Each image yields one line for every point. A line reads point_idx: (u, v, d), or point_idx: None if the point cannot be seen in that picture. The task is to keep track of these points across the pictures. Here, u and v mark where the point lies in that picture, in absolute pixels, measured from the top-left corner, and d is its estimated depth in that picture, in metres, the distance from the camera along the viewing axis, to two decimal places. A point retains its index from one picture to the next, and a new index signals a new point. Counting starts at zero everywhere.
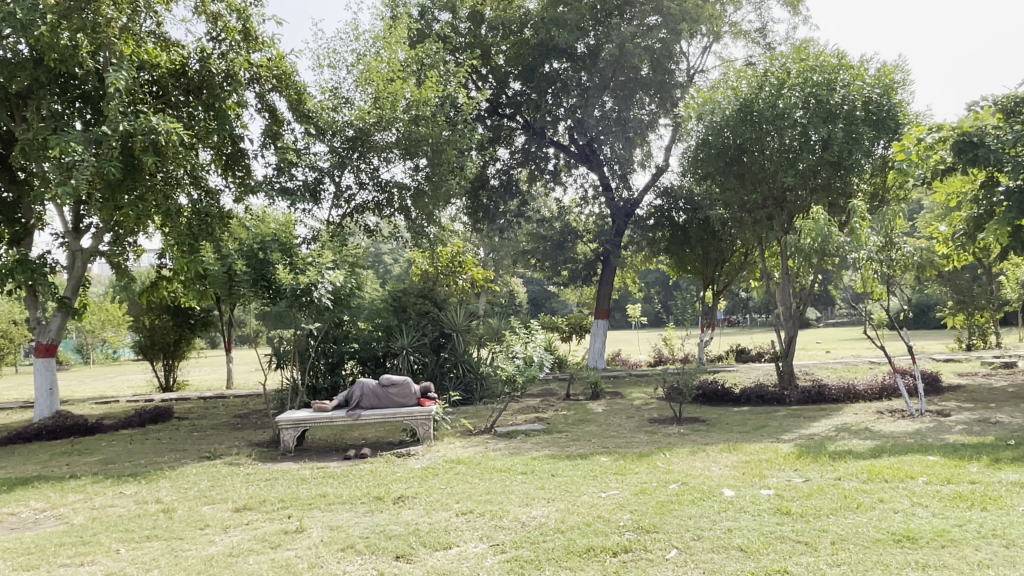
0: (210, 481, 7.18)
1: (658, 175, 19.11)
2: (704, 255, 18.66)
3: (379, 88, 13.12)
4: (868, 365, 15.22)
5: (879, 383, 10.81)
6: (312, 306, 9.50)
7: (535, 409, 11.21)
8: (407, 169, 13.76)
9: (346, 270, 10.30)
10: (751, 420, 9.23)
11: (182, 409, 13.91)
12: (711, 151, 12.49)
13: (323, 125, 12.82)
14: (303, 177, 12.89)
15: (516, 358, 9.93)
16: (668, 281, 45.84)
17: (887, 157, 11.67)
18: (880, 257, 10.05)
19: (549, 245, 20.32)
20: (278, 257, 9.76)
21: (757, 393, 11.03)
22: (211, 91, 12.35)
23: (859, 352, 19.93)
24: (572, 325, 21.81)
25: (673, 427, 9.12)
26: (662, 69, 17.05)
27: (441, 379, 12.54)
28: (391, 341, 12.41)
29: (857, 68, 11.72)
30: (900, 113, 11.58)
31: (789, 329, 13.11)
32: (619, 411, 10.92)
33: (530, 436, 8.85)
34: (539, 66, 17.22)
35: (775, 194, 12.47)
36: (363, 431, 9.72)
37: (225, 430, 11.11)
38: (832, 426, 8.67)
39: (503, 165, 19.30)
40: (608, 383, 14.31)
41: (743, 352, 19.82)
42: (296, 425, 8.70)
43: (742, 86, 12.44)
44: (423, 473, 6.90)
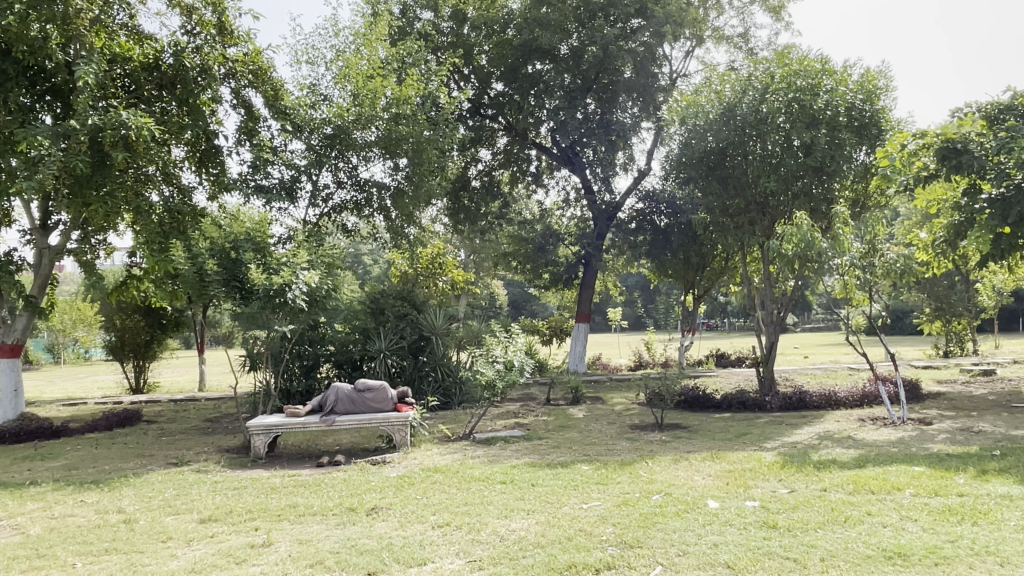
0: (176, 490, 6.91)
1: (640, 178, 19.01)
2: (684, 260, 18.53)
3: (358, 86, 12.86)
4: (848, 371, 15.20)
5: (860, 390, 10.75)
6: (286, 307, 9.26)
7: (514, 414, 11.02)
8: (386, 169, 13.57)
9: (322, 271, 10.06)
10: (733, 427, 9.11)
11: (152, 412, 13.55)
12: (693, 155, 12.41)
13: (300, 123, 12.61)
14: (279, 176, 12.61)
15: (496, 362, 9.73)
16: (649, 285, 45.88)
17: (869, 164, 11.65)
18: (862, 263, 10.01)
19: (531, 247, 19.58)
20: (252, 257, 9.51)
21: (739, 400, 10.93)
22: (185, 85, 12.02)
23: (838, 358, 19.97)
24: (553, 328, 21.61)
25: (655, 434, 8.97)
26: (645, 72, 16.95)
27: (419, 384, 12.31)
28: (368, 344, 12.15)
29: (840, 74, 11.64)
30: (883, 119, 11.58)
31: (771, 335, 13.03)
32: (600, 417, 10.76)
33: (509, 443, 8.66)
34: (522, 67, 16.99)
35: (758, 199, 12.41)
36: (338, 437, 9.47)
37: (195, 434, 10.80)
38: (815, 434, 8.57)
39: (484, 166, 19.10)
40: (589, 387, 14.16)
41: (723, 357, 19.78)
42: (268, 430, 8.46)
43: (725, 90, 12.37)
44: (398, 482, 6.68)
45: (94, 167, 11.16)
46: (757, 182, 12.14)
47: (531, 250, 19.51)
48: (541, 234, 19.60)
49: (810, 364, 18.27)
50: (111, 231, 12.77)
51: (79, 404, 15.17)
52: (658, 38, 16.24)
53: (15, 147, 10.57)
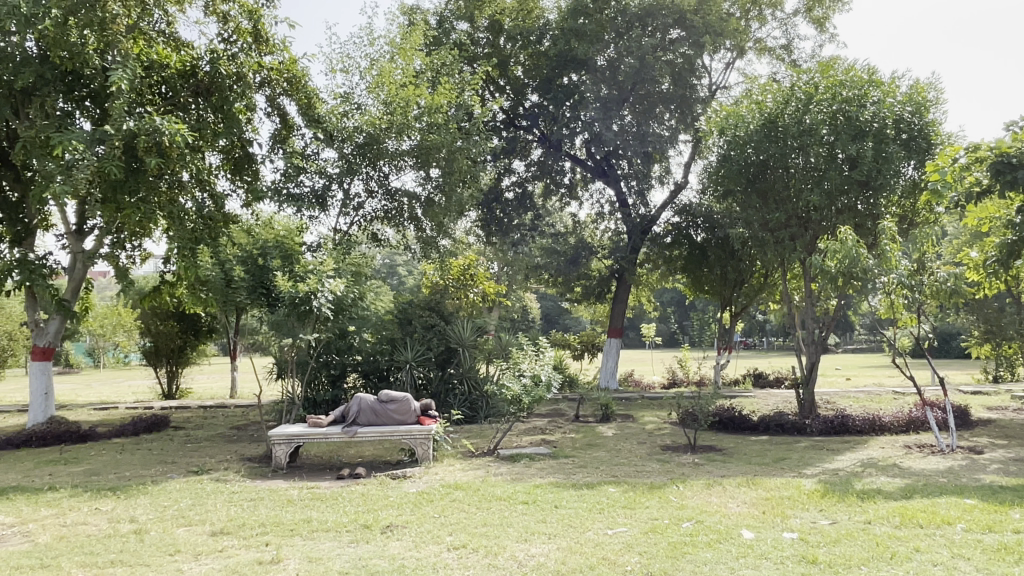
0: (192, 499, 6.76)
1: (676, 192, 18.65)
2: (722, 276, 18.21)
3: (391, 94, 12.80)
4: (891, 395, 14.60)
5: (906, 415, 10.23)
6: (311, 315, 9.08)
7: (541, 430, 10.72)
8: (418, 178, 13.44)
9: (349, 280, 9.91)
10: (770, 451, 8.70)
11: (180, 418, 13.54)
12: (733, 167, 11.98)
13: (332, 130, 12.59)
14: (311, 184, 12.55)
15: (523, 376, 9.46)
16: (684, 301, 45.21)
17: (917, 180, 11.14)
18: (910, 282, 9.54)
19: (563, 260, 19.26)
20: (279, 264, 9.40)
21: (776, 422, 10.49)
22: (220, 93, 12.10)
23: (880, 380, 19.27)
24: (584, 342, 21.25)
25: (686, 455, 8.61)
26: (684, 83, 16.64)
27: (445, 397, 12.11)
28: (395, 354, 11.96)
29: (888, 86, 11.26)
30: (932, 132, 11.12)
31: (811, 355, 12.52)
32: (631, 436, 10.41)
33: (534, 460, 8.37)
34: (557, 78, 17.00)
35: (800, 214, 11.99)
36: (361, 449, 9.27)
37: (219, 442, 10.71)
38: (858, 460, 8.12)
39: (518, 178, 18.95)
40: (620, 405, 13.79)
41: (761, 377, 19.23)
42: (289, 440, 8.30)
43: (767, 100, 11.96)
44: (417, 499, 6.44)
45: (127, 172, 11.24)
46: (799, 196, 11.72)
47: (563, 263, 19.26)
48: (573, 247, 19.38)
49: (851, 387, 17.64)
50: (146, 237, 12.88)
51: (111, 408, 15.27)
52: (697, 50, 16.02)
53: (51, 152, 10.69)
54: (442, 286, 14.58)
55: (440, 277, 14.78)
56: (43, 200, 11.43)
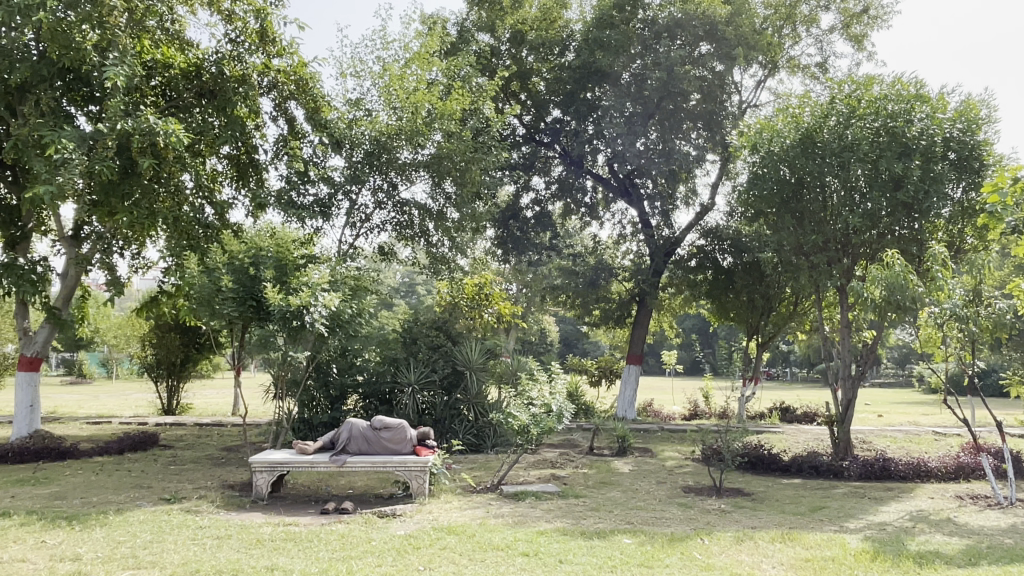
0: (151, 536, 6.00)
1: (702, 214, 17.82)
2: (749, 302, 17.41)
3: (404, 101, 12.16)
4: (931, 435, 13.56)
5: (954, 460, 9.27)
6: (303, 331, 8.35)
7: (551, 464, 9.85)
8: (430, 190, 12.77)
9: (347, 294, 9.18)
10: (805, 499, 7.77)
11: (172, 437, 12.84)
12: (766, 185, 11.10)
13: (338, 136, 11.94)
14: (315, 193, 11.89)
15: (532, 405, 8.61)
16: (707, 328, 44.15)
17: (966, 204, 10.28)
18: (968, 312, 8.60)
19: (581, 282, 18.23)
20: (271, 274, 8.69)
21: (810, 463, 9.55)
22: (223, 94, 11.48)
23: (915, 419, 18.16)
24: (602, 369, 20.31)
25: (711, 500, 7.69)
26: (713, 99, 15.94)
27: (449, 423, 11.22)
28: (397, 376, 11.18)
29: (936, 101, 10.41)
30: (985, 152, 10.20)
31: (848, 392, 11.54)
32: (649, 473, 9.53)
33: (541, 500, 7.51)
34: (580, 92, 16.24)
35: (841, 238, 10.97)
36: (352, 479, 8.48)
37: (205, 465, 9.99)
38: (906, 513, 7.19)
39: (537, 195, 18.26)
40: (638, 437, 12.89)
41: (788, 411, 18.24)
42: (272, 468, 7.55)
43: (805, 113, 11.16)
44: (402, 546, 5.62)
45: (122, 175, 10.66)
46: (839, 217, 10.82)
47: (582, 284, 18.25)
48: (592, 268, 18.24)
49: (885, 425, 16.57)
50: (144, 245, 12.31)
51: (104, 423, 14.65)
52: (727, 63, 15.35)
53: (42, 150, 10.12)
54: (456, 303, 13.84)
55: (456, 295, 13.94)
56: (34, 201, 10.84)
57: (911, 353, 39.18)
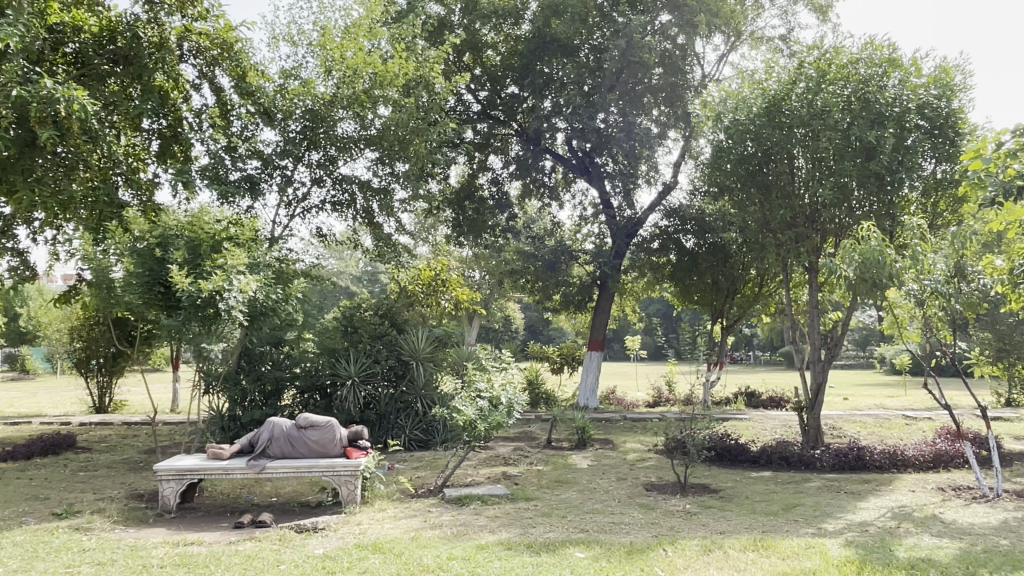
0: (18, 565, 5.05)
1: (665, 193, 17.12)
2: (713, 285, 16.99)
3: (339, 67, 11.04)
4: (901, 420, 13.09)
5: (933, 448, 8.71)
6: (218, 320, 7.35)
7: (503, 461, 9.07)
8: (371, 165, 11.80)
9: (270, 278, 8.14)
10: (777, 496, 7.11)
11: (93, 438, 11.76)
12: (733, 157, 10.34)
13: (268, 106, 10.86)
14: (244, 169, 10.82)
15: (480, 399, 7.80)
16: (670, 313, 43.89)
17: (937, 177, 9.69)
18: (949, 290, 7.95)
19: (540, 265, 17.37)
20: (184, 253, 7.61)
21: (780, 454, 8.93)
22: (139, 61, 10.29)
23: (882, 401, 17.78)
24: (564, 355, 19.54)
25: (676, 500, 6.95)
26: (675, 72, 15.55)
27: (395, 419, 10.34)
28: (336, 368, 10.29)
29: (909, 65, 9.77)
30: (961, 120, 9.60)
31: (818, 376, 10.80)
32: (610, 468, 8.82)
33: (486, 504, 6.69)
34: (536, 64, 15.22)
35: (808, 211, 10.38)
36: (278, 485, 7.59)
37: (119, 471, 8.99)
38: (887, 510, 6.54)
39: (495, 175, 17.48)
40: (599, 428, 12.17)
41: (754, 397, 17.73)
42: (181, 477, 6.66)
43: (771, 80, 10.44)
44: (314, 570, 4.76)
45: (22, 148, 9.51)
46: (808, 190, 10.14)
47: (541, 267, 17.38)
48: (552, 250, 17.44)
49: (853, 408, 16.14)
50: (53, 227, 11.10)
51: (21, 424, 13.45)
52: (689, 32, 14.73)
53: None
54: (410, 290, 12.27)
55: (411, 282, 12.52)
56: None
57: (873, 334, 39.42)
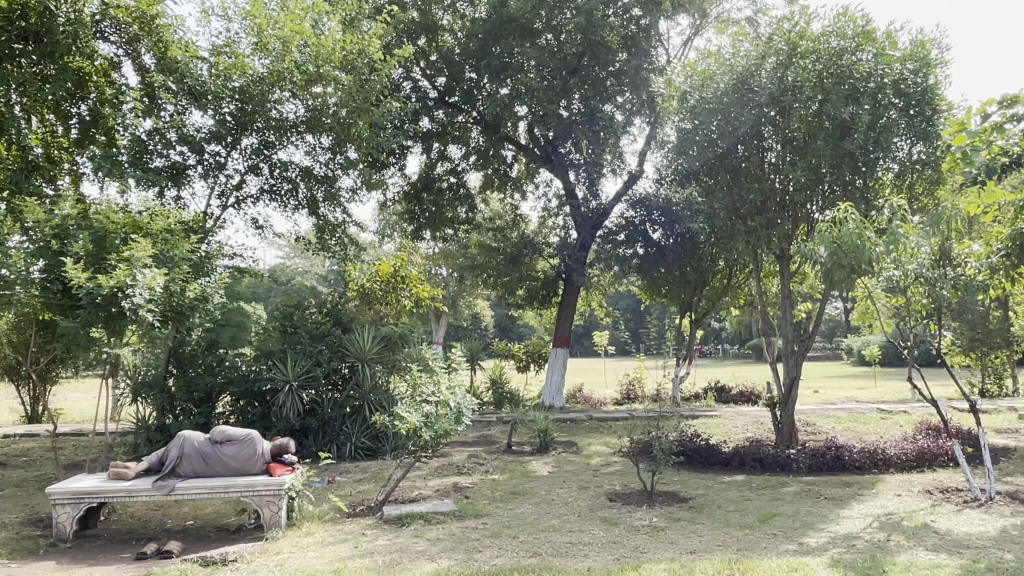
0: None
1: (630, 182, 16.45)
2: (681, 277, 16.47)
3: (271, 39, 10.03)
4: (876, 414, 12.59)
5: (915, 446, 8.16)
6: (123, 320, 6.45)
7: (457, 470, 8.31)
8: (314, 151, 10.91)
9: (187, 274, 7.22)
10: (753, 504, 6.45)
11: (11, 452, 10.70)
12: (698, 138, 9.69)
13: (195, 86, 9.75)
14: (172, 156, 9.83)
15: (426, 404, 6.94)
16: (639, 307, 43.53)
17: (912, 159, 9.14)
18: (936, 274, 7.32)
19: (502, 259, 16.66)
20: (89, 243, 6.67)
21: (754, 455, 8.30)
22: (51, 38, 8.87)
23: (854, 394, 17.38)
24: (530, 352, 18.82)
25: (643, 512, 6.27)
26: (638, 54, 15.00)
27: (340, 426, 9.52)
28: (273, 372, 9.41)
29: (884, 39, 9.17)
30: (937, 97, 9.02)
31: (792, 366, 9.84)
32: (572, 475, 8.13)
33: (429, 524, 5.93)
34: (492, 47, 14.41)
35: (779, 195, 9.75)
36: (197, 506, 6.76)
37: (26, 491, 8.04)
38: (875, 519, 5.92)
39: (454, 166, 16.65)
40: (562, 429, 11.46)
41: (724, 392, 17.19)
42: (77, 501, 5.80)
43: (739, 54, 9.78)
44: None
45: None
46: (779, 173, 9.53)
47: (503, 261, 16.63)
48: (514, 243, 16.67)
49: (826, 402, 15.65)
50: None
51: None
52: (652, 11, 14.16)
53: None
54: (368, 288, 10.85)
55: (368, 279, 10.97)
56: None
57: (840, 325, 39.46)
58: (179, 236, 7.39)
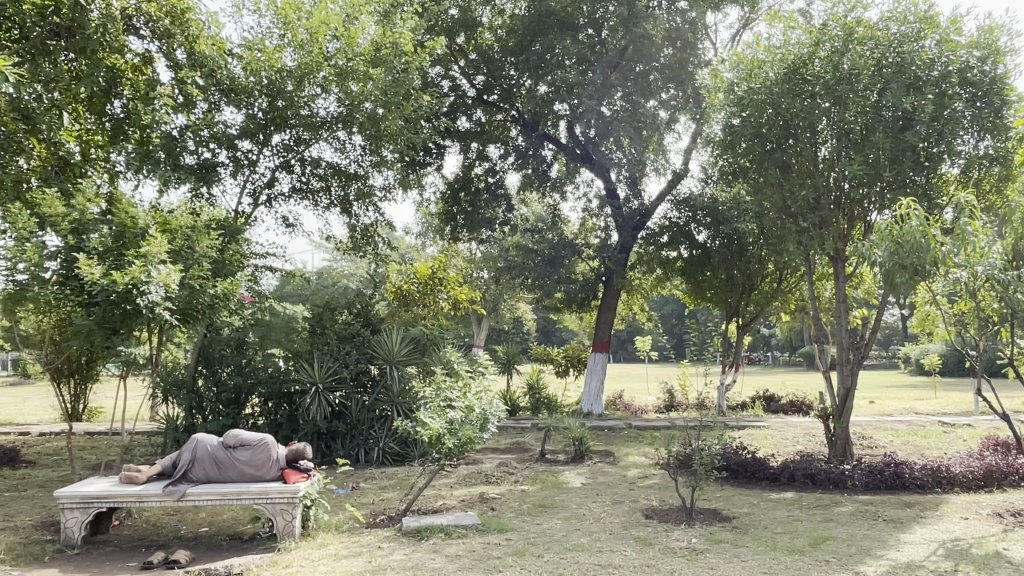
0: None
1: (674, 182, 15.87)
2: (727, 280, 15.85)
3: (300, 31, 9.73)
4: (937, 427, 11.81)
5: (983, 464, 7.49)
6: (139, 319, 6.24)
7: (485, 479, 7.93)
8: (345, 148, 10.67)
9: (209, 272, 6.99)
10: (803, 526, 5.91)
11: (44, 451, 10.69)
12: (746, 133, 9.16)
13: (224, 81, 9.55)
14: (202, 154, 9.70)
15: (450, 410, 6.59)
16: (684, 313, 42.61)
17: (982, 152, 8.43)
18: (1009, 275, 6.68)
19: (540, 260, 16.15)
20: (108, 239, 6.52)
21: (804, 470, 7.72)
22: (82, 32, 8.89)
23: (912, 405, 16.46)
24: (570, 358, 18.29)
25: (681, 531, 5.80)
26: (684, 47, 14.47)
27: (368, 431, 9.25)
28: (299, 373, 9.18)
29: (949, 24, 8.53)
30: (1008, 86, 8.34)
31: (848, 374, 9.13)
32: (607, 486, 7.67)
33: (450, 539, 5.55)
34: (531, 43, 14.01)
35: (832, 193, 9.13)
36: (213, 513, 6.52)
37: (50, 491, 7.93)
38: (941, 546, 5.34)
39: (493, 166, 16.31)
40: (599, 438, 11.00)
41: (773, 401, 16.46)
42: (87, 505, 5.60)
43: (790, 43, 9.21)
44: None
45: None
46: (833, 170, 8.94)
47: (541, 263, 16.12)
48: (553, 244, 16.23)
49: (882, 413, 14.81)
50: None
51: None
52: None
53: None
54: (405, 291, 10.72)
55: (406, 282, 10.81)
56: None
57: (897, 333, 37.91)
58: (202, 233, 7.16)
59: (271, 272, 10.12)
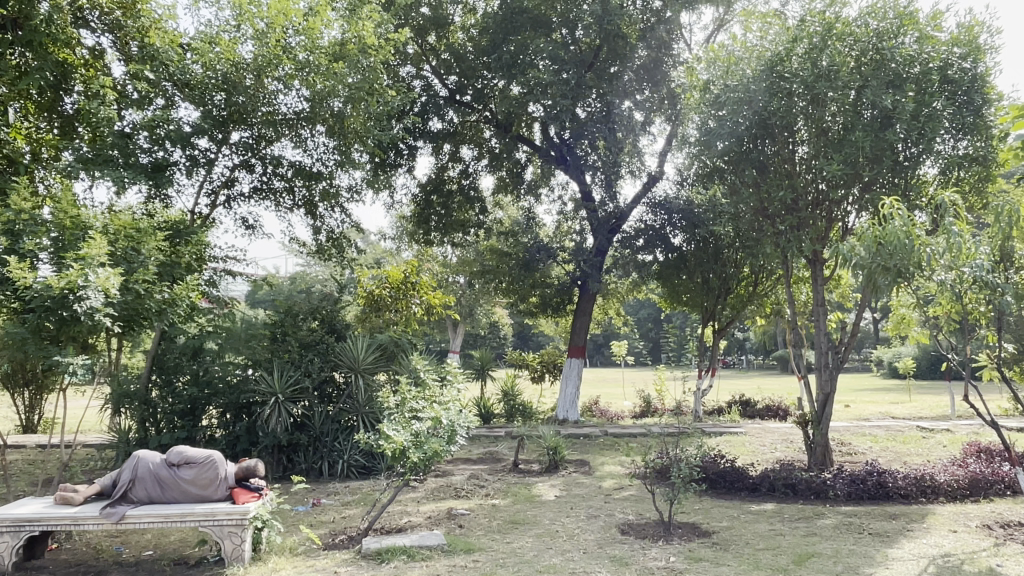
0: None
1: (649, 185, 15.64)
2: (703, 284, 15.62)
3: (259, 23, 9.27)
4: (917, 433, 11.65)
5: (967, 473, 7.28)
6: (75, 326, 5.79)
7: (455, 493, 7.56)
8: (308, 147, 10.25)
9: (155, 276, 6.54)
10: (787, 542, 5.61)
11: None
12: (723, 132, 8.90)
13: (179, 77, 9.05)
14: (156, 153, 9.23)
15: (416, 422, 6.21)
16: (660, 316, 42.55)
17: (963, 152, 8.22)
18: (996, 277, 6.45)
19: (515, 262, 15.86)
20: (45, 240, 6.08)
21: (785, 480, 7.45)
22: (27, 22, 8.39)
23: (889, 410, 16.36)
24: (545, 363, 17.96)
25: (659, 549, 5.48)
26: (658, 47, 14.24)
27: (332, 443, 8.86)
28: (258, 383, 8.74)
29: (929, 19, 8.33)
30: (988, 85, 8.17)
31: (827, 379, 8.88)
32: (582, 499, 7.34)
33: (413, 562, 5.17)
34: (505, 43, 13.68)
35: (810, 193, 8.93)
36: (159, 535, 6.08)
37: None
38: (931, 562, 5.06)
39: (466, 168, 15.96)
40: (574, 447, 10.68)
41: (750, 406, 16.27)
42: (18, 529, 5.10)
43: (767, 39, 8.97)
44: None
45: None
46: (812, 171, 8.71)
47: (515, 265, 15.83)
48: (526, 247, 15.86)
49: (859, 418, 14.67)
50: None
51: None
52: None
53: None
54: (377, 296, 10.55)
55: (377, 285, 10.65)
56: None
57: (870, 336, 38.14)
58: (147, 234, 6.75)
59: (231, 276, 9.67)
